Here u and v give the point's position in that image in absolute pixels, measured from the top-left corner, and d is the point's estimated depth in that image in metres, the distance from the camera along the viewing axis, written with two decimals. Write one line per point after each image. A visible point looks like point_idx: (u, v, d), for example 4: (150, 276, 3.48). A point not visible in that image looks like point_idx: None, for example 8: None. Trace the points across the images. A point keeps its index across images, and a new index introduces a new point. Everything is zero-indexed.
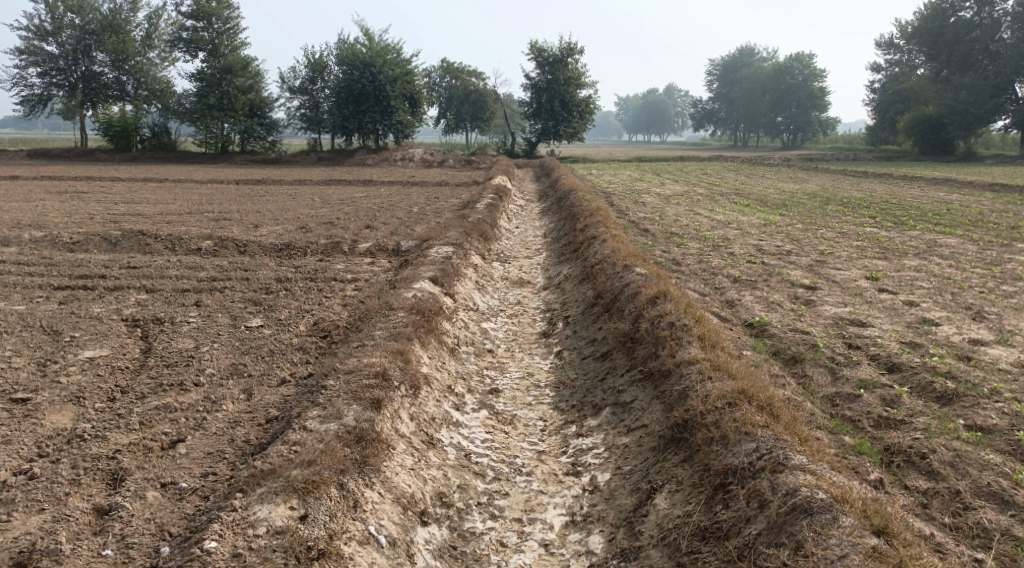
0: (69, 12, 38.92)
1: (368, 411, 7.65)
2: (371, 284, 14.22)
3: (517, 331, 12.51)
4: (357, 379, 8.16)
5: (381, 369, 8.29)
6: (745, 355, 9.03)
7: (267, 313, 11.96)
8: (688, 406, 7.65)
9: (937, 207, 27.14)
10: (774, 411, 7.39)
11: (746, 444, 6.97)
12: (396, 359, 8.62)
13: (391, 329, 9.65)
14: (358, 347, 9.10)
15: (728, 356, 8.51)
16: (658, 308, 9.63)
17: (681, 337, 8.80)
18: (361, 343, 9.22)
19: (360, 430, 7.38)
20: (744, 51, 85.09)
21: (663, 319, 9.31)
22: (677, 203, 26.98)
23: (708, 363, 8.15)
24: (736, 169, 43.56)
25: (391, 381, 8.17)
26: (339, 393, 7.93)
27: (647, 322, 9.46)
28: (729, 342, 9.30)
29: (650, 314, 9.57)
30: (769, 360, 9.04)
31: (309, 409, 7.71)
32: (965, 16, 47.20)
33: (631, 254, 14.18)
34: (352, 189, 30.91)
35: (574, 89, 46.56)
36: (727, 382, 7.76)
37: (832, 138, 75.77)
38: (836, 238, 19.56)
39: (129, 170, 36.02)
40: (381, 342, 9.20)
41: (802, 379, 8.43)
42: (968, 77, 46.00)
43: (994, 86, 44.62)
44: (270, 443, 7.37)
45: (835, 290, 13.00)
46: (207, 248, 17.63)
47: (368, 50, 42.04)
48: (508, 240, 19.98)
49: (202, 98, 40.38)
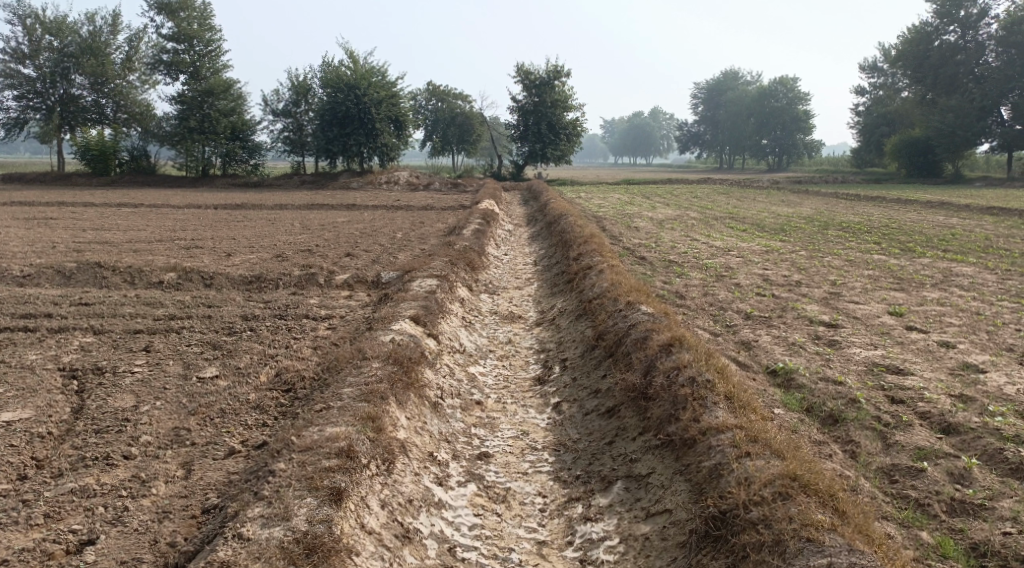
0: (47, 34, 37.53)
1: (325, 508, 6.38)
2: (346, 323, 12.83)
3: (508, 376, 11.17)
4: (316, 458, 6.87)
5: (346, 445, 6.98)
6: (776, 416, 7.78)
7: (224, 359, 10.57)
8: (723, 493, 6.46)
9: (939, 231, 26.08)
10: (837, 506, 6.22)
11: (814, 557, 5.80)
12: (367, 426, 7.32)
13: (361, 384, 8.30)
14: (322, 409, 7.78)
15: (762, 419, 7.28)
16: (674, 358, 8.34)
17: (705, 397, 7.54)
18: (325, 404, 7.87)
19: (312, 538, 6.13)
20: (728, 74, 84.76)
21: (681, 372, 8.03)
22: (671, 228, 25.79)
23: (742, 434, 6.91)
24: (727, 192, 42.56)
25: (356, 459, 6.89)
26: (289, 481, 6.62)
27: (662, 374, 8.17)
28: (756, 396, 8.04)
29: (665, 365, 8.27)
30: (806, 420, 7.78)
31: (251, 501, 6.46)
32: (949, 39, 46.45)
33: (632, 289, 12.87)
34: (335, 214, 29.55)
35: (561, 112, 45.52)
36: (772, 464, 6.54)
37: (818, 160, 75.06)
38: (843, 266, 18.39)
39: (104, 195, 34.56)
40: (349, 402, 7.87)
41: (850, 449, 7.26)
42: (954, 100, 45.15)
43: (980, 109, 43.73)
44: (197, 552, 6.15)
45: (859, 327, 11.75)
46: (169, 282, 16.22)
47: (353, 73, 40.77)
48: (496, 268, 18.65)
49: (183, 121, 39.01)
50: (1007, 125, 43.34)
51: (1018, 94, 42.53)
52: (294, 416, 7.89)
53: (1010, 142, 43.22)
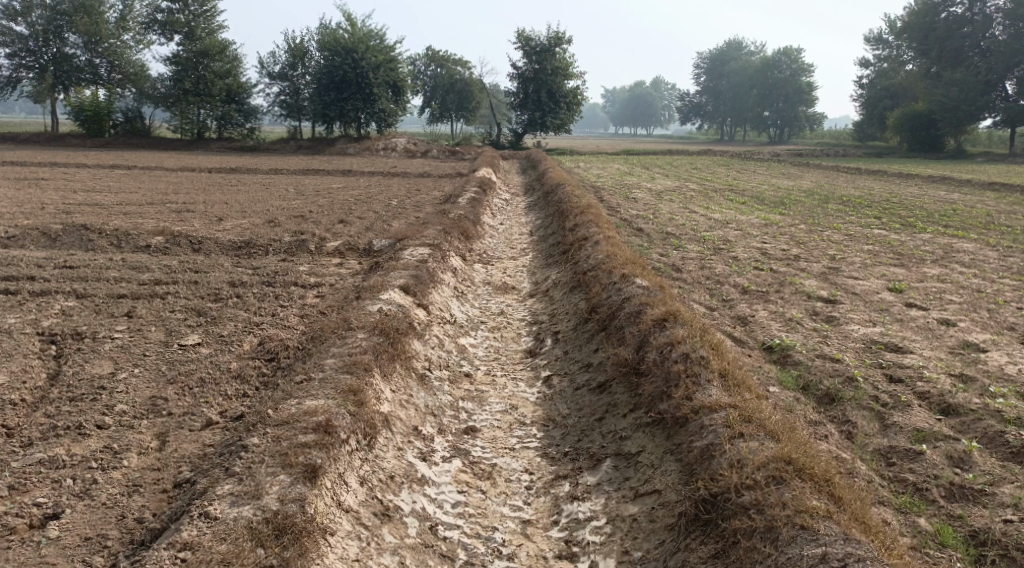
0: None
1: (298, 486, 6.19)
2: (335, 291, 12.55)
3: (499, 348, 10.95)
4: (292, 433, 6.70)
5: (324, 420, 6.80)
6: (772, 395, 7.58)
7: (207, 326, 10.32)
8: (714, 476, 6.27)
9: (940, 207, 25.77)
10: (834, 491, 6.03)
11: (807, 545, 5.61)
12: (348, 400, 7.13)
13: (344, 356, 8.07)
14: (303, 382, 7.57)
15: (757, 397, 7.08)
16: (668, 333, 8.11)
17: (699, 375, 7.32)
18: (307, 376, 7.66)
19: (283, 519, 5.93)
20: (732, 44, 83.68)
21: (674, 348, 7.82)
22: (670, 199, 25.43)
23: (736, 414, 6.71)
24: (728, 164, 42.14)
25: (334, 435, 6.71)
26: (262, 456, 6.47)
27: (654, 349, 7.95)
28: (751, 373, 7.83)
29: (658, 340, 8.04)
30: (801, 399, 7.57)
31: (223, 477, 6.29)
32: (956, 11, 45.73)
33: (628, 261, 12.60)
34: (330, 180, 29.16)
35: (561, 80, 44.89)
36: (767, 446, 6.35)
37: (819, 134, 74.34)
38: (843, 241, 18.10)
39: (98, 156, 34.09)
40: (331, 375, 7.66)
41: (846, 430, 7.08)
42: (959, 74, 44.54)
43: (985, 83, 43.19)
44: (165, 529, 5.97)
45: (857, 303, 11.49)
46: (157, 246, 15.93)
47: (350, 36, 40.06)
48: (491, 238, 18.34)
49: (178, 82, 38.45)
50: (1011, 100, 42.80)
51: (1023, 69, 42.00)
52: (276, 388, 7.68)
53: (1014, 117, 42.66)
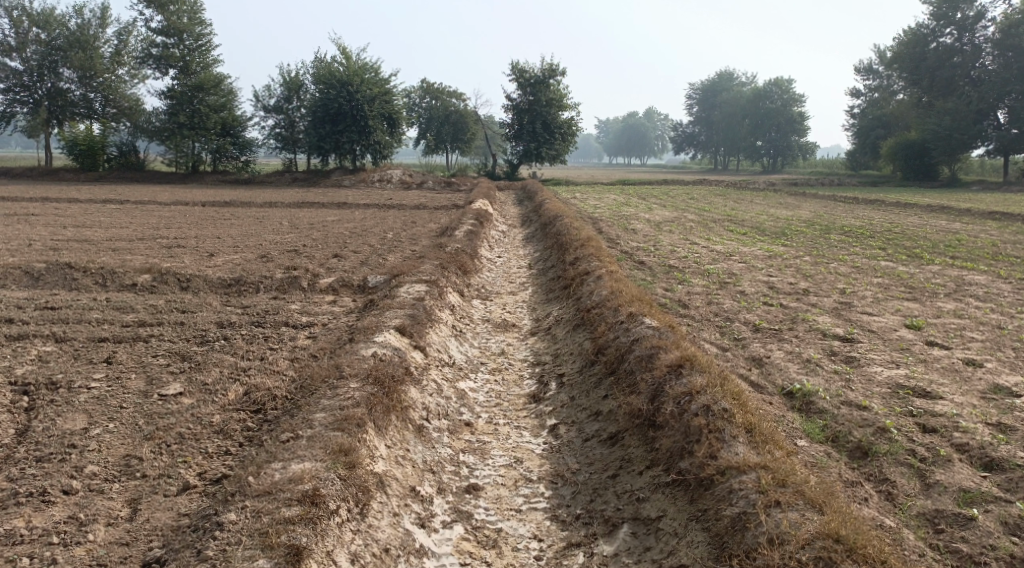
0: (34, 26, 36.39)
1: None
2: (327, 332, 11.97)
3: (501, 392, 10.36)
4: (274, 506, 6.28)
5: (311, 490, 6.40)
6: (800, 449, 7.18)
7: (191, 373, 9.71)
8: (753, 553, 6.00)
9: (943, 236, 25.35)
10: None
11: None
12: (338, 467, 6.67)
13: (335, 409, 7.49)
14: (290, 441, 7.06)
15: (785, 457, 6.70)
16: (685, 382, 7.67)
17: (722, 431, 6.95)
18: (294, 434, 7.15)
19: None
20: (723, 75, 83.87)
21: (693, 402, 7.36)
22: (669, 230, 24.96)
23: (768, 478, 6.41)
24: (724, 194, 41.80)
25: (321, 508, 6.30)
26: (241, 534, 6.07)
27: (671, 399, 7.56)
28: (775, 425, 7.39)
29: (675, 390, 7.62)
30: (834, 456, 7.13)
31: (194, 562, 5.91)
32: (946, 42, 45.60)
33: (634, 298, 12.06)
34: (325, 213, 28.69)
35: (556, 111, 44.68)
36: (808, 518, 6.09)
37: (813, 163, 74.24)
38: (850, 273, 17.60)
39: (91, 191, 33.57)
40: (321, 433, 7.14)
41: (888, 491, 6.73)
42: (950, 103, 44.34)
43: (976, 112, 43.05)
44: None
45: (877, 342, 10.96)
46: (143, 284, 15.36)
47: (345, 69, 39.81)
48: (489, 272, 17.80)
49: (172, 116, 38.03)
50: (1004, 129, 42.69)
51: (1014, 98, 41.91)
52: (261, 446, 7.14)
53: (1007, 145, 42.48)
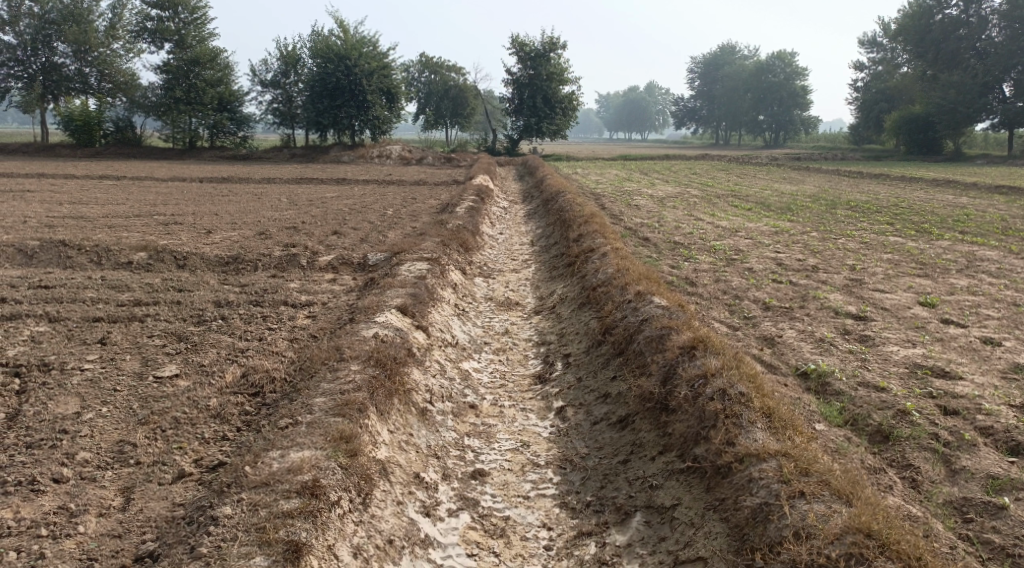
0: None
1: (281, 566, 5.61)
2: (327, 311, 11.70)
3: (505, 373, 10.09)
4: (272, 499, 6.05)
5: (311, 481, 6.17)
6: (819, 434, 6.98)
7: (187, 355, 9.41)
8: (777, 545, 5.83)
9: (951, 211, 24.98)
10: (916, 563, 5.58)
11: None
12: (339, 454, 6.47)
13: (335, 394, 7.26)
14: (289, 428, 6.83)
15: (804, 442, 6.53)
16: (699, 364, 7.47)
17: (739, 415, 6.78)
18: (293, 420, 6.91)
19: None
20: (725, 48, 82.88)
21: (708, 387, 7.15)
22: (672, 206, 24.59)
23: (790, 465, 6.24)
24: (727, 169, 41.31)
25: (320, 499, 6.08)
26: (238, 528, 5.85)
27: (684, 381, 7.39)
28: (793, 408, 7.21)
29: (688, 372, 7.44)
30: (856, 442, 6.92)
31: (187, 559, 5.67)
32: (951, 13, 44.87)
33: (641, 276, 11.76)
34: (325, 190, 28.31)
35: (556, 85, 44.08)
36: (833, 509, 5.90)
37: (816, 137, 73.47)
38: (859, 249, 17.29)
39: (87, 167, 33.16)
40: (321, 418, 6.91)
41: (914, 479, 6.54)
42: (956, 76, 43.67)
43: (983, 85, 42.39)
44: None
45: (892, 321, 10.70)
46: (139, 262, 15.04)
47: (343, 43, 39.25)
48: (491, 249, 17.48)
49: (169, 91, 37.54)
50: (1009, 102, 42.02)
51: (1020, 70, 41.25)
52: (260, 432, 6.92)
53: (1013, 118, 41.81)
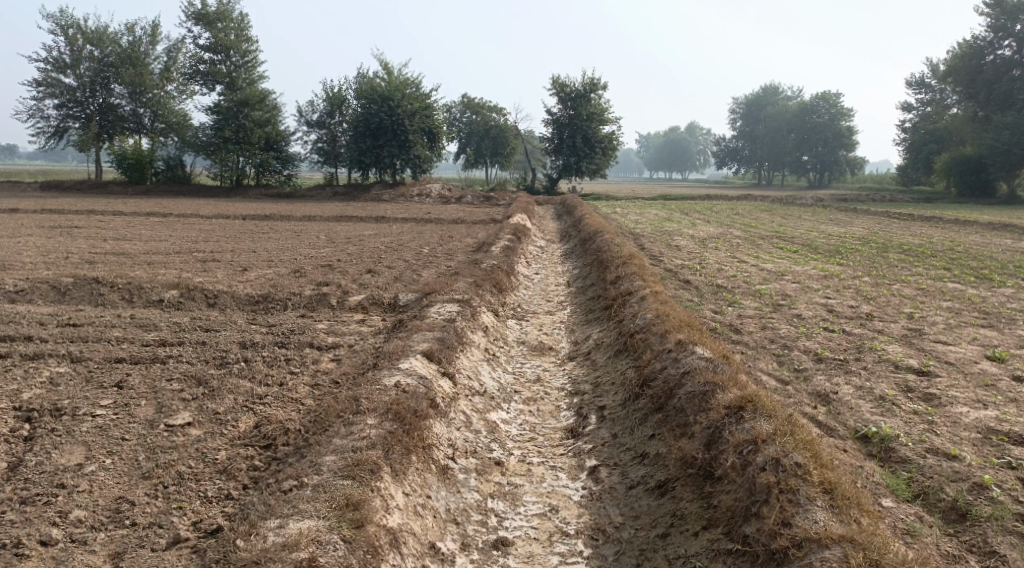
0: (88, 44, 36.66)
1: None
2: (353, 355, 11.23)
3: (536, 424, 9.50)
4: None
5: (307, 558, 5.76)
6: (888, 513, 6.52)
7: (203, 401, 8.91)
8: None
9: (1008, 256, 23.90)
10: None
11: None
12: (345, 524, 6.06)
13: (347, 452, 6.86)
14: (292, 492, 6.45)
15: (872, 524, 6.05)
16: (749, 428, 6.90)
17: (796, 489, 6.23)
18: (298, 482, 6.54)
19: None
20: (768, 88, 82.06)
21: (757, 456, 6.60)
22: (715, 247, 23.89)
23: (854, 552, 5.71)
24: (771, 209, 40.52)
25: None
26: None
27: (733, 446, 6.82)
28: (856, 481, 6.74)
29: (736, 437, 6.86)
30: (932, 525, 6.45)
31: None
32: (1005, 54, 43.78)
33: (682, 322, 11.12)
34: (363, 227, 28.17)
35: (597, 125, 43.84)
36: None
37: (861, 178, 72.00)
38: (914, 296, 16.48)
39: (136, 204, 33.52)
40: (330, 480, 6.54)
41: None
42: (1010, 117, 42.45)
43: None
44: None
45: (958, 378, 10.06)
46: (169, 301, 14.69)
47: (387, 84, 39.55)
48: (526, 290, 17.00)
49: (218, 131, 38.09)
50: None
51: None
52: (265, 493, 6.52)
53: None
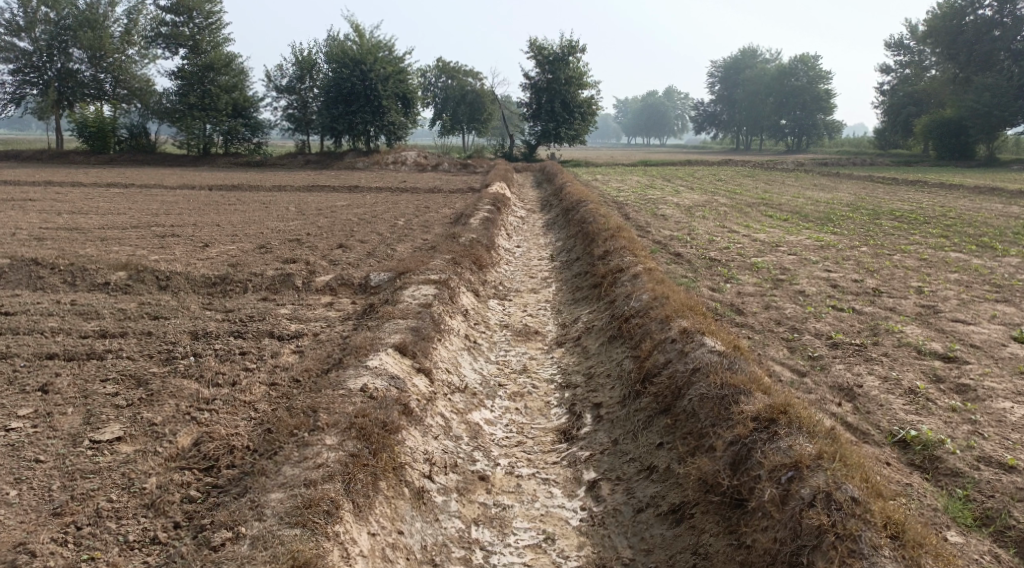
0: (43, 5, 34.35)
1: None
2: (318, 346, 10.00)
3: (524, 424, 8.43)
4: None
5: None
6: (959, 553, 5.87)
7: (139, 409, 7.65)
8: None
9: (1002, 222, 23.05)
10: None
11: None
12: None
13: (297, 485, 6.29)
14: (225, 548, 5.86)
15: None
16: (788, 448, 6.30)
17: (859, 535, 5.66)
18: (233, 535, 5.95)
19: None
20: (745, 52, 80.75)
21: (804, 490, 5.97)
22: (702, 216, 22.79)
23: None
24: (753, 175, 39.52)
25: None
26: None
27: (767, 471, 6.23)
28: (913, 510, 6.09)
29: (773, 459, 6.26)
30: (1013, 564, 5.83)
31: None
32: (985, 14, 42.70)
33: (684, 305, 10.00)
34: (335, 198, 26.74)
35: (576, 89, 42.43)
36: None
37: (840, 141, 71.08)
38: (919, 267, 15.50)
39: (97, 174, 31.77)
40: (274, 528, 5.97)
41: None
42: (989, 79, 41.54)
43: (1017, 88, 40.31)
44: None
45: (990, 365, 9.11)
46: (116, 284, 13.25)
47: (358, 47, 37.70)
48: (507, 265, 15.83)
49: (183, 97, 36.22)
50: None
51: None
52: (193, 545, 5.92)
53: None
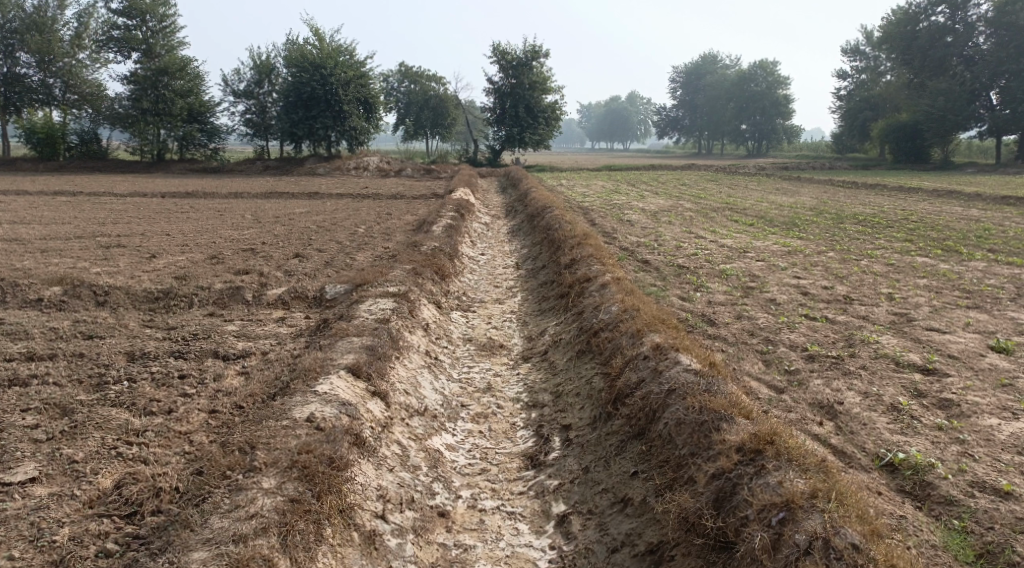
0: None
1: None
2: (266, 367, 9.32)
3: (487, 448, 7.88)
4: None
5: None
6: None
7: (59, 444, 6.93)
8: None
9: (966, 225, 22.98)
10: None
11: None
12: None
13: (223, 540, 5.89)
14: None
15: None
16: (777, 485, 6.04)
17: None
18: None
19: None
20: (707, 57, 81.11)
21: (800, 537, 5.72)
22: (668, 221, 22.43)
23: None
24: (717, 180, 39.39)
25: None
26: None
27: (755, 511, 5.96)
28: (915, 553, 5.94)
29: (762, 498, 6.00)
30: None
31: None
32: (937, 20, 42.80)
33: (655, 318, 9.50)
34: (295, 205, 25.95)
35: (539, 94, 42.03)
36: None
37: (799, 146, 71.60)
38: (887, 273, 15.20)
39: (46, 182, 30.51)
40: None
41: None
42: (942, 83, 41.66)
43: (969, 93, 40.53)
44: None
45: (971, 377, 8.76)
46: (50, 300, 12.40)
47: (318, 51, 36.82)
48: (470, 274, 15.23)
49: (136, 102, 35.05)
50: (997, 110, 39.91)
51: (1008, 78, 39.05)
52: None
53: (1001, 126, 39.61)
